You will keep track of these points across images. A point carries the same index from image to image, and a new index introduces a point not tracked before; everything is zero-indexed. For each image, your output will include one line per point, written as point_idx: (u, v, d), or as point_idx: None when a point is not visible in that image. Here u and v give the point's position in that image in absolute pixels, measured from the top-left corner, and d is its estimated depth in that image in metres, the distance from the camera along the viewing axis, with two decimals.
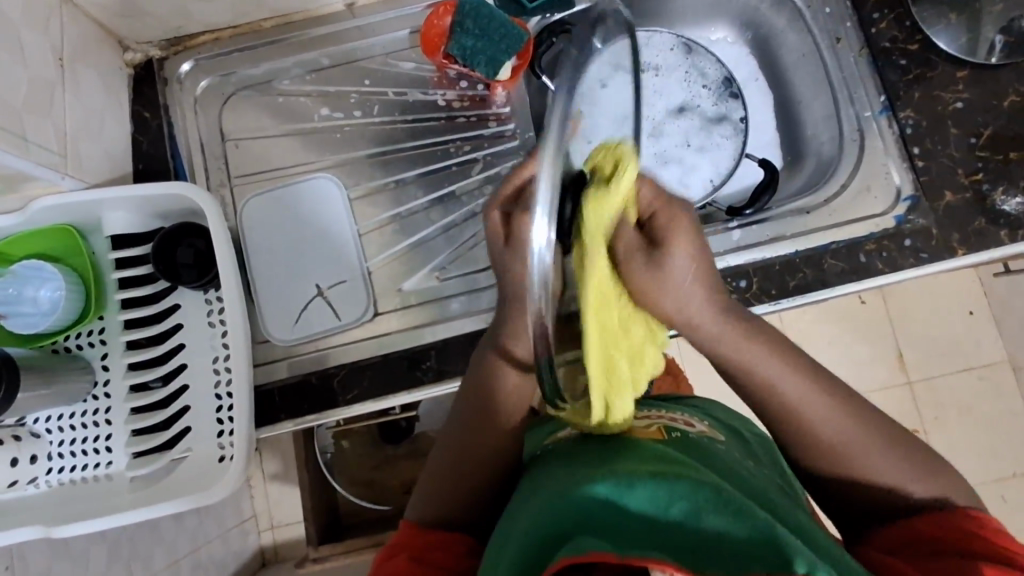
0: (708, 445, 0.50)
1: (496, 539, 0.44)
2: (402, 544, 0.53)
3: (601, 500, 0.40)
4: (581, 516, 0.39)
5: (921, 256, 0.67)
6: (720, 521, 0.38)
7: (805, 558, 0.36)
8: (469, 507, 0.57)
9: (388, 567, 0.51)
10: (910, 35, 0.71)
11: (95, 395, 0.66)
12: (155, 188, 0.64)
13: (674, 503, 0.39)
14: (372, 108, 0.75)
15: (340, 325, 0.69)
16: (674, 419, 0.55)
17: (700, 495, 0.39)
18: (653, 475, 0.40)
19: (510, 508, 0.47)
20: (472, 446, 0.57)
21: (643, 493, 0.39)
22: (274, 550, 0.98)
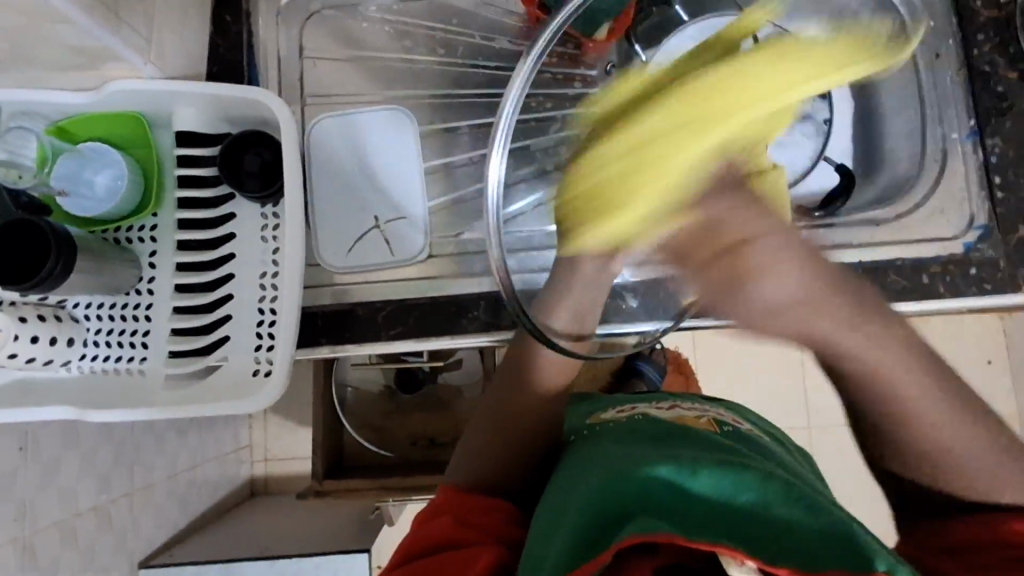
0: (755, 442, 0.54)
1: (546, 510, 0.46)
2: (445, 507, 0.54)
3: (664, 480, 0.42)
4: (647, 495, 0.41)
5: (985, 286, 0.66)
6: (791, 511, 0.40)
7: (882, 556, 0.37)
8: (515, 475, 0.58)
9: (431, 528, 0.52)
10: (1011, 63, 0.70)
11: (139, 290, 0.65)
12: (232, 89, 0.62)
13: (742, 490, 0.41)
14: (456, 49, 0.73)
15: (393, 261, 0.68)
16: (723, 415, 0.59)
17: (769, 487, 0.41)
18: (719, 463, 0.42)
19: (563, 482, 0.48)
20: (510, 422, 0.59)
21: (709, 478, 0.41)
22: (265, 482, 1.26)
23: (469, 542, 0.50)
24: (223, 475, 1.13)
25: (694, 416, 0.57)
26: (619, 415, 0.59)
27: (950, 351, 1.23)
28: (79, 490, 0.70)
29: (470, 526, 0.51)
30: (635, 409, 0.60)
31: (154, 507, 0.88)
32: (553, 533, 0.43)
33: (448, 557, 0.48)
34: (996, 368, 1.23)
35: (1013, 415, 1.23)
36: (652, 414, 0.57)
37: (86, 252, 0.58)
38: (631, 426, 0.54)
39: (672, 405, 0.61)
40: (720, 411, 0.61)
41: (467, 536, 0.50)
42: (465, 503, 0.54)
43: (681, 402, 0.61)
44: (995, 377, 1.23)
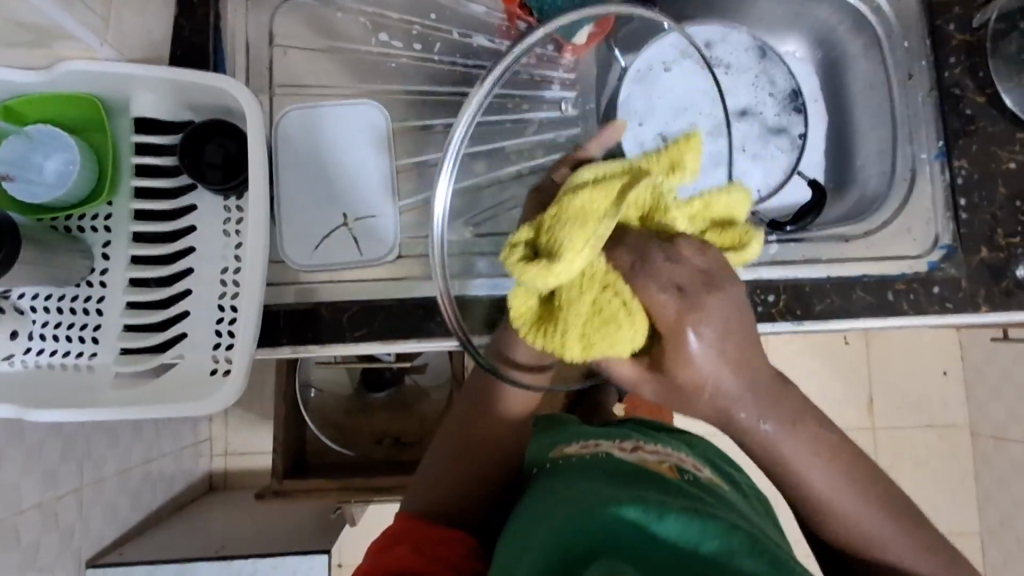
0: (714, 490, 0.54)
1: (509, 553, 0.47)
2: (403, 535, 0.56)
3: (632, 523, 0.42)
4: (610, 539, 0.41)
5: (946, 305, 0.67)
6: (754, 565, 0.40)
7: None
8: (472, 505, 0.60)
9: (389, 554, 0.53)
10: (980, 86, 0.71)
11: (90, 282, 0.62)
12: (195, 76, 0.59)
13: (707, 538, 0.41)
14: (433, 44, 0.71)
15: (361, 261, 0.66)
16: (684, 460, 0.59)
17: (733, 536, 0.42)
18: (687, 510, 0.42)
19: (530, 515, 0.48)
20: (471, 454, 0.61)
21: (672, 524, 0.41)
22: (224, 476, 1.23)
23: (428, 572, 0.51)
24: (179, 470, 1.10)
25: (657, 460, 0.57)
26: (583, 450, 0.57)
27: (908, 361, 1.27)
28: (23, 487, 0.67)
29: (428, 556, 0.53)
30: (600, 445, 0.58)
31: (103, 503, 0.84)
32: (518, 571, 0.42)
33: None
34: (951, 380, 1.27)
35: (964, 426, 1.27)
36: (615, 454, 0.56)
37: (31, 241, 0.55)
38: (599, 464, 0.53)
39: (635, 446, 0.59)
40: (684, 455, 0.62)
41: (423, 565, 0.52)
42: (422, 534, 0.55)
43: (645, 444, 0.60)
44: (949, 388, 1.27)
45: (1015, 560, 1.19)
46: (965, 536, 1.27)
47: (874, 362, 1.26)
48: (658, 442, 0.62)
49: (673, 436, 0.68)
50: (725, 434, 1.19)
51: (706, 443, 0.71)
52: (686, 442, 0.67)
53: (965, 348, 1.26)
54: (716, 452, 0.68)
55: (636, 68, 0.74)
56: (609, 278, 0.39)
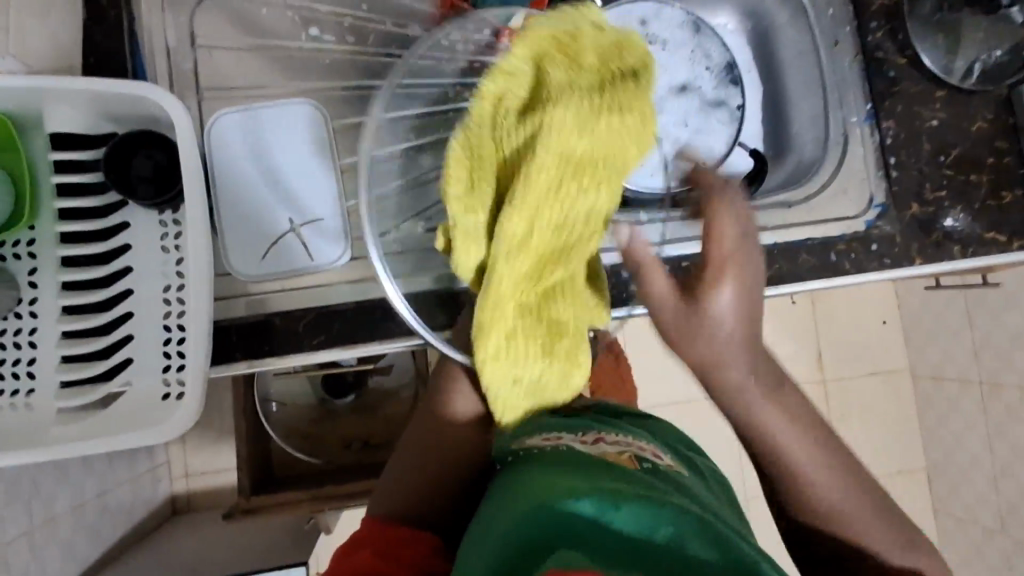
0: (674, 480, 0.55)
1: (468, 552, 0.47)
2: (366, 540, 0.55)
3: (585, 516, 0.43)
4: (566, 529, 0.42)
5: (884, 261, 0.70)
6: (703, 549, 0.42)
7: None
8: (437, 504, 0.60)
9: (350, 561, 0.53)
10: (900, 49, 0.74)
11: (18, 313, 0.58)
12: (113, 85, 0.55)
13: (662, 525, 0.42)
14: (368, 36, 0.69)
15: (312, 266, 0.64)
16: (644, 448, 0.60)
17: (684, 521, 0.43)
18: (641, 497, 0.44)
19: (491, 512, 0.49)
20: (433, 452, 0.62)
21: (627, 513, 0.43)
22: (186, 499, 1.18)
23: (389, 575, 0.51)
24: (139, 497, 1.05)
25: (615, 450, 0.57)
26: (543, 441, 0.56)
27: (851, 314, 1.33)
28: None
29: (390, 558, 0.53)
30: (563, 439, 0.56)
31: (59, 543, 0.80)
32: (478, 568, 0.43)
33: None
34: (891, 328, 1.35)
35: (905, 370, 1.35)
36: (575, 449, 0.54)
37: None
38: (560, 454, 0.52)
39: (596, 437, 0.58)
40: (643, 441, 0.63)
41: (385, 567, 0.52)
42: (385, 536, 0.55)
43: (606, 434, 0.59)
44: (889, 335, 1.35)
45: (959, 489, 1.28)
46: (913, 472, 1.35)
47: (820, 318, 1.32)
48: (622, 432, 0.63)
49: (633, 422, 0.69)
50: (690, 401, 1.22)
51: (673, 430, 0.72)
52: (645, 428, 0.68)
53: (901, 296, 1.33)
54: (677, 436, 0.70)
55: None
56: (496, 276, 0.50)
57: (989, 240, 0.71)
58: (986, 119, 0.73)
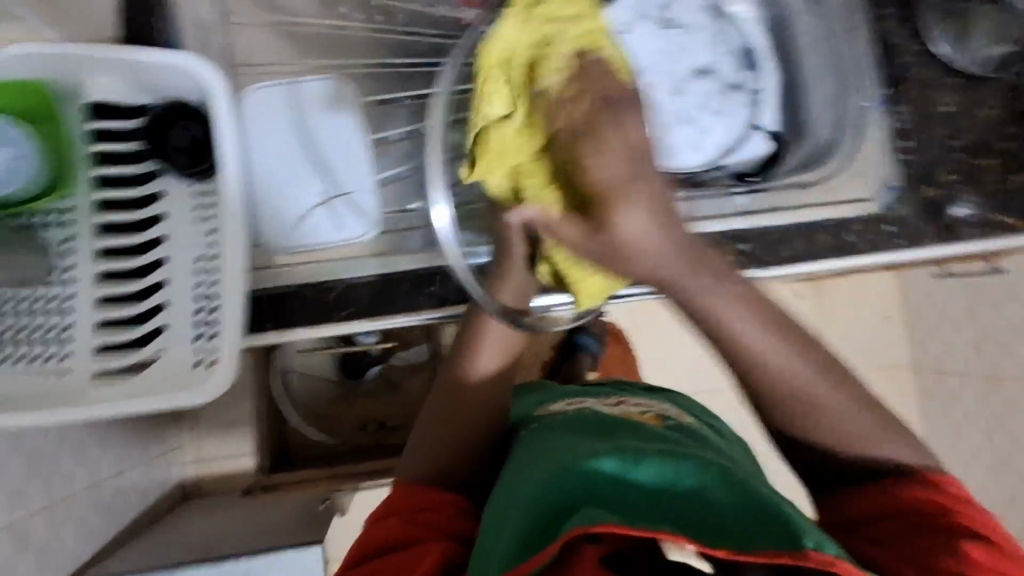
0: (694, 433, 0.57)
1: (493, 512, 0.47)
2: (395, 504, 0.56)
3: (609, 472, 0.44)
4: (590, 488, 0.43)
5: (898, 242, 0.71)
6: (725, 497, 0.43)
7: (811, 535, 0.40)
8: (462, 465, 0.60)
9: (379, 528, 0.54)
10: (914, 36, 0.76)
11: (55, 279, 0.58)
12: (153, 55, 0.56)
13: (682, 478, 0.44)
14: (396, 16, 0.70)
15: (340, 239, 0.65)
16: (665, 409, 0.62)
17: (704, 473, 0.44)
18: (662, 452, 0.45)
19: (510, 474, 0.50)
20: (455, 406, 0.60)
21: (649, 468, 0.44)
22: (197, 484, 1.19)
23: (419, 540, 0.52)
24: (151, 480, 1.06)
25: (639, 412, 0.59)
26: (566, 408, 0.61)
27: (855, 306, 1.35)
28: None
29: (418, 523, 0.53)
30: (584, 403, 0.61)
31: (76, 520, 0.81)
32: (505, 525, 0.44)
33: (397, 557, 0.50)
34: (894, 322, 1.36)
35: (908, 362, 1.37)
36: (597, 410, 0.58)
37: None
38: (580, 418, 0.56)
39: (618, 401, 0.62)
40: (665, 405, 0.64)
41: (412, 534, 0.52)
42: (411, 501, 0.56)
43: (628, 398, 0.63)
44: (893, 329, 1.36)
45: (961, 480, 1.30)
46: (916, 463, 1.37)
47: (825, 310, 1.33)
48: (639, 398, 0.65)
49: (656, 394, 0.71)
50: None
51: (693, 401, 0.73)
52: (668, 398, 0.70)
53: (905, 289, 1.35)
54: (700, 406, 0.72)
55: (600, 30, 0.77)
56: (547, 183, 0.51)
57: (1000, 223, 0.72)
58: (996, 106, 0.75)
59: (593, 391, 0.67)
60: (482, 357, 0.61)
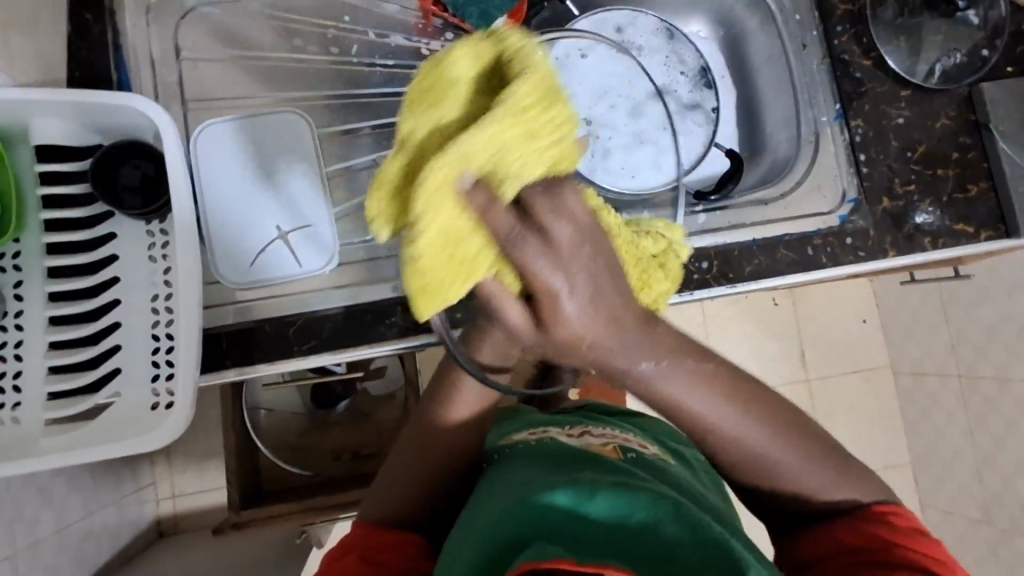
0: (656, 465, 0.56)
1: (448, 550, 0.46)
2: (357, 543, 0.55)
3: (562, 507, 0.43)
4: (544, 521, 0.43)
5: (859, 254, 0.72)
6: (677, 529, 0.42)
7: (756, 568, 0.40)
8: (428, 506, 0.60)
9: (338, 567, 0.53)
10: (865, 51, 0.77)
11: (4, 327, 0.57)
12: (97, 96, 0.56)
13: (636, 511, 0.43)
14: (350, 47, 0.71)
15: (300, 271, 0.65)
16: (630, 440, 0.61)
17: (660, 506, 0.44)
18: (617, 487, 0.44)
19: (467, 511, 0.49)
20: (428, 449, 0.58)
21: (604, 501, 0.43)
22: (174, 520, 1.16)
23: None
24: (125, 520, 1.03)
25: (601, 443, 0.58)
26: (528, 437, 0.58)
27: (831, 312, 1.36)
28: None
29: (376, 564, 0.53)
30: (547, 433, 0.59)
31: (43, 568, 0.79)
32: (457, 563, 0.43)
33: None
34: (869, 327, 1.38)
35: (885, 367, 1.38)
36: (560, 440, 0.57)
37: None
38: (540, 447, 0.55)
39: (582, 431, 0.61)
40: (631, 434, 0.64)
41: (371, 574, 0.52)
42: (374, 540, 0.55)
43: (591, 428, 0.62)
44: (868, 333, 1.38)
45: (945, 482, 1.30)
46: (898, 467, 1.37)
47: (801, 318, 1.34)
48: (606, 427, 0.64)
49: (626, 420, 0.70)
50: None
51: (664, 427, 0.73)
52: (636, 424, 0.70)
53: (878, 294, 1.37)
54: (667, 431, 0.71)
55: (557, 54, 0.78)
56: (454, 227, 0.33)
57: (959, 231, 0.73)
58: (950, 116, 0.76)
59: (559, 420, 0.66)
60: (456, 407, 0.57)
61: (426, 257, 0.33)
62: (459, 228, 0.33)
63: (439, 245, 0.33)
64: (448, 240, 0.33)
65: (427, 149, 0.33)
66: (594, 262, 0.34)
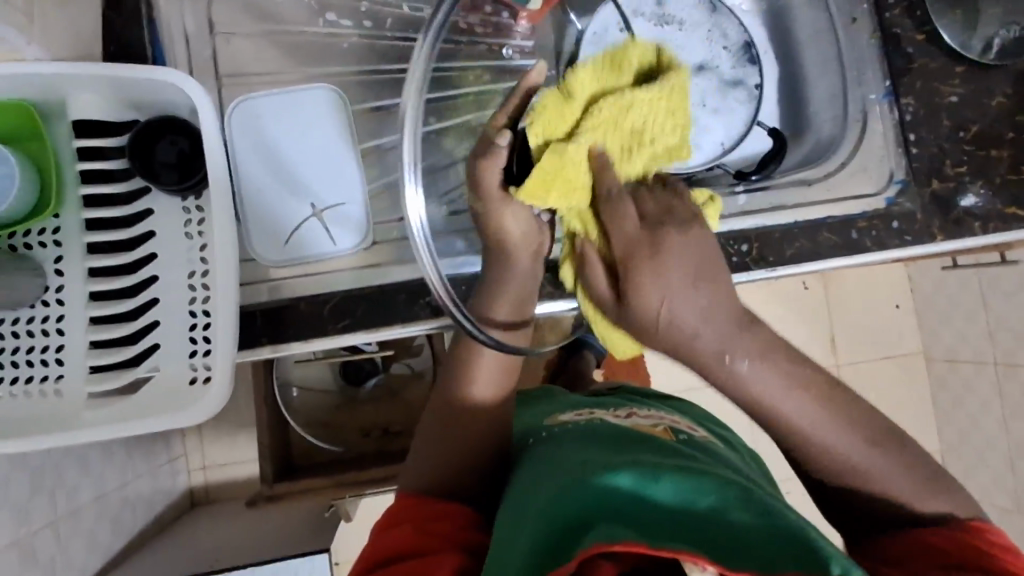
0: (708, 448, 0.56)
1: (506, 528, 0.47)
2: (408, 513, 0.55)
3: (626, 488, 0.43)
4: (608, 501, 0.43)
5: (905, 238, 0.69)
6: (745, 514, 0.41)
7: (838, 559, 0.37)
8: (470, 477, 0.60)
9: (390, 536, 0.53)
10: (918, 25, 0.74)
11: (45, 301, 0.58)
12: (133, 71, 0.56)
13: (701, 496, 0.43)
14: (384, 20, 0.69)
15: (335, 250, 0.64)
16: (679, 423, 0.61)
17: (728, 489, 0.43)
18: (681, 470, 0.44)
19: (523, 490, 0.50)
20: (461, 422, 0.59)
21: (669, 485, 0.43)
22: (204, 491, 1.19)
23: (431, 552, 0.50)
24: (158, 489, 1.06)
25: (650, 424, 0.58)
26: (578, 419, 0.60)
27: (864, 297, 1.33)
28: None
29: (429, 531, 0.53)
30: (594, 414, 0.61)
31: (82, 534, 0.81)
32: (519, 540, 0.43)
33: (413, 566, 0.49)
34: (903, 313, 1.34)
35: (918, 353, 1.35)
36: (608, 421, 0.58)
37: None
38: (591, 429, 0.55)
39: (629, 413, 0.61)
40: (675, 416, 0.64)
41: (423, 542, 0.52)
42: (422, 511, 0.55)
43: (639, 409, 0.62)
44: (902, 320, 1.35)
45: (976, 472, 1.27)
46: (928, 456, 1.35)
47: (832, 302, 1.31)
48: (646, 407, 0.64)
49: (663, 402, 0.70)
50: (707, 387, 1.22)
51: (703, 412, 0.72)
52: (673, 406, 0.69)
53: (914, 279, 1.33)
54: (705, 415, 0.70)
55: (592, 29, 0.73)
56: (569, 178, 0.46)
57: (1011, 216, 0.70)
58: (1007, 94, 0.73)
59: (603, 403, 0.66)
60: (478, 381, 0.59)
61: (554, 162, 0.45)
62: (575, 186, 0.47)
63: (553, 181, 0.46)
64: (561, 178, 0.46)
65: (554, 123, 0.46)
66: (668, 284, 0.45)
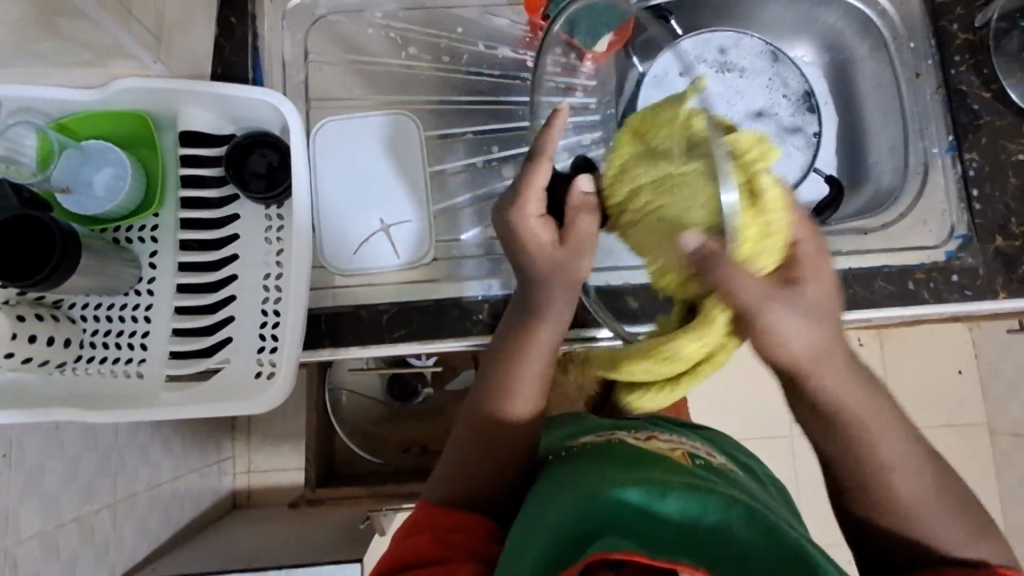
0: (724, 473, 0.56)
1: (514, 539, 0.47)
2: (422, 524, 0.56)
3: (633, 503, 0.44)
4: (614, 517, 0.44)
5: (965, 293, 0.68)
6: (750, 533, 0.43)
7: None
8: (499, 490, 0.59)
9: (407, 546, 0.54)
10: (985, 83, 0.73)
11: (138, 291, 0.65)
12: (238, 90, 0.62)
13: (707, 511, 0.43)
14: (460, 57, 0.75)
15: (399, 263, 0.69)
16: (698, 448, 0.61)
17: (730, 506, 0.44)
18: (687, 485, 0.45)
19: (533, 501, 0.50)
20: (496, 434, 0.59)
21: (675, 499, 0.43)
22: (247, 493, 1.23)
23: (447, 559, 0.52)
24: (205, 488, 1.10)
25: (669, 448, 0.58)
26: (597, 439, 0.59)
27: (924, 360, 1.28)
28: (62, 499, 0.69)
29: (449, 542, 0.53)
30: (614, 435, 0.60)
31: (135, 519, 0.85)
32: (526, 555, 0.44)
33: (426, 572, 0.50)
34: (966, 379, 1.28)
35: (984, 425, 1.28)
36: (627, 442, 0.58)
37: (90, 251, 0.58)
38: (606, 450, 0.55)
39: (649, 435, 0.61)
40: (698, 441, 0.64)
41: (444, 556, 0.52)
42: (442, 519, 0.56)
43: (659, 433, 0.62)
44: (965, 386, 1.28)
45: None
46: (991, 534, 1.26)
47: (889, 362, 1.27)
48: (670, 432, 0.64)
49: (690, 429, 0.69)
50: (751, 437, 1.19)
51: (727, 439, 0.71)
52: (702, 433, 0.69)
53: (979, 345, 1.27)
54: (734, 445, 0.70)
55: (654, 73, 0.79)
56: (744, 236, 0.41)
57: None
58: None
59: (625, 422, 0.66)
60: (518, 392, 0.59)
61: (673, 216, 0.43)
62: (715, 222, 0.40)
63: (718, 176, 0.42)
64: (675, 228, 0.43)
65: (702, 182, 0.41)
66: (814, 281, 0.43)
